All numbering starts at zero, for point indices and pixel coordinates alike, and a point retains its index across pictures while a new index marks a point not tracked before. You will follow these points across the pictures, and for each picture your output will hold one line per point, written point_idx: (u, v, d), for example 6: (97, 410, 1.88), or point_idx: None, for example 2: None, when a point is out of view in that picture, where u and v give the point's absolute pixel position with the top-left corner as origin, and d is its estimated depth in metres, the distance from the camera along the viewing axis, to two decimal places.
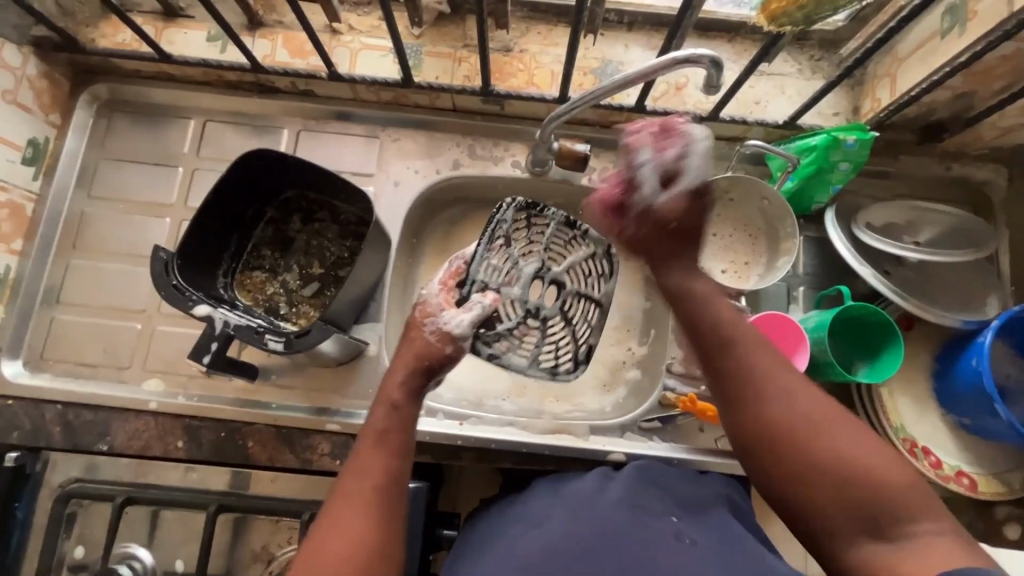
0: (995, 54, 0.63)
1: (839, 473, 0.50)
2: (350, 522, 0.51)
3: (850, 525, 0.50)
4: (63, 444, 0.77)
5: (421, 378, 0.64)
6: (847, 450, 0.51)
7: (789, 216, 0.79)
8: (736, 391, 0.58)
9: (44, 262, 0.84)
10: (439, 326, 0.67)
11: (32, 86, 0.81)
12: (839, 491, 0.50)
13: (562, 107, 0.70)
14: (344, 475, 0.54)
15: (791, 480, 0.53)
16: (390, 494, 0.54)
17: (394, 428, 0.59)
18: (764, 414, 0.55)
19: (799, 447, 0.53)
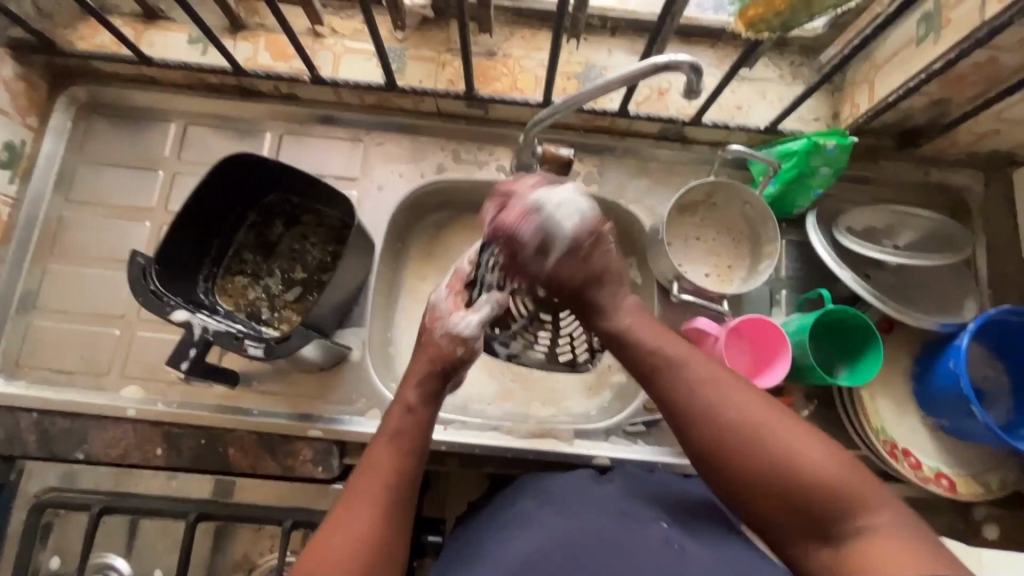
0: (969, 62, 0.65)
1: (785, 480, 0.52)
2: (354, 521, 0.54)
3: (796, 524, 0.52)
4: (39, 452, 0.76)
5: (434, 381, 0.63)
6: (793, 455, 0.52)
7: (771, 220, 0.80)
8: (678, 408, 0.58)
9: (21, 267, 0.82)
10: (451, 329, 0.65)
11: (8, 88, 0.80)
12: (783, 497, 0.52)
13: (545, 112, 0.70)
14: (355, 475, 0.57)
15: (738, 489, 0.55)
16: (396, 498, 0.56)
17: (406, 431, 0.60)
18: (707, 429, 0.56)
19: (744, 459, 0.54)
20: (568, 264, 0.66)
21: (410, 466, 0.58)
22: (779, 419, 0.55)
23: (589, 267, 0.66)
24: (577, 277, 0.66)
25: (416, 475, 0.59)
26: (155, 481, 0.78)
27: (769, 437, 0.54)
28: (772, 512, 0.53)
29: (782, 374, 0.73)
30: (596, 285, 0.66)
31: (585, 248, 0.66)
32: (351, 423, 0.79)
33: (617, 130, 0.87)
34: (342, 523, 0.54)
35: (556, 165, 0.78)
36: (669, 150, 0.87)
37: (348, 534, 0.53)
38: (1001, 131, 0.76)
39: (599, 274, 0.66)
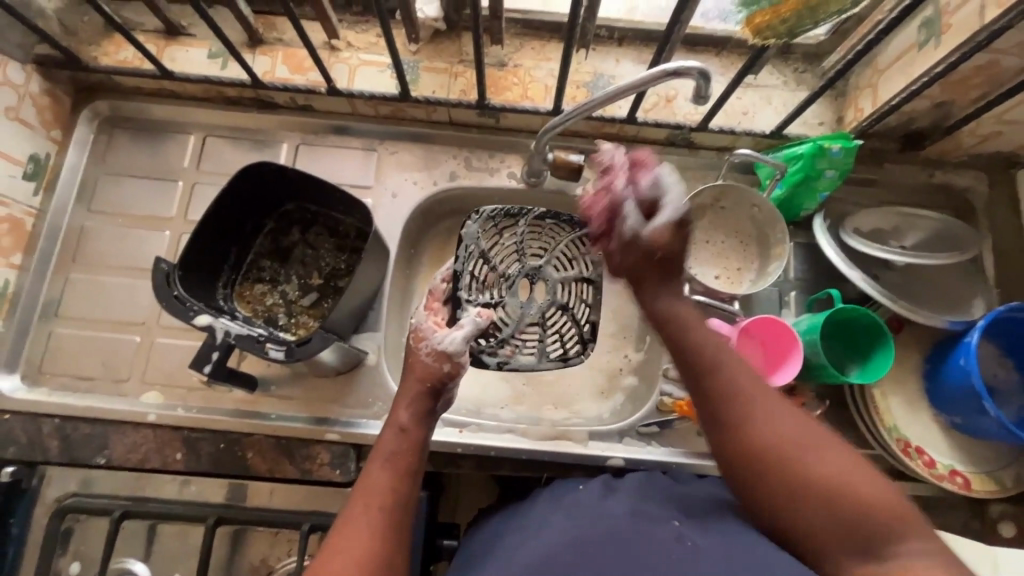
0: (970, 64, 0.66)
1: (826, 497, 0.51)
2: (352, 543, 0.52)
3: (831, 543, 0.50)
4: (60, 458, 0.77)
5: (426, 399, 0.65)
6: (833, 471, 0.51)
7: (778, 222, 0.81)
8: (722, 412, 0.57)
9: (43, 276, 0.84)
10: (434, 346, 0.67)
11: (35, 103, 0.82)
12: (823, 514, 0.51)
13: (556, 119, 0.72)
14: (351, 496, 0.56)
15: (773, 493, 0.53)
16: (394, 518, 0.55)
17: (402, 451, 0.60)
18: (751, 430, 0.55)
19: (782, 468, 0.53)
20: (662, 230, 0.68)
21: (406, 487, 0.58)
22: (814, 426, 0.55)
23: (678, 246, 0.68)
24: (654, 259, 0.68)
25: (413, 496, 0.58)
26: (170, 486, 0.78)
27: (810, 450, 0.53)
28: (810, 528, 0.51)
29: (794, 373, 0.74)
30: (676, 264, 0.68)
31: (681, 226, 0.69)
32: (367, 426, 0.80)
33: (625, 137, 0.88)
34: (339, 547, 0.52)
35: (569, 171, 0.82)
36: (677, 155, 0.89)
37: (345, 559, 0.50)
38: (1003, 132, 0.78)
39: (682, 255, 0.69)
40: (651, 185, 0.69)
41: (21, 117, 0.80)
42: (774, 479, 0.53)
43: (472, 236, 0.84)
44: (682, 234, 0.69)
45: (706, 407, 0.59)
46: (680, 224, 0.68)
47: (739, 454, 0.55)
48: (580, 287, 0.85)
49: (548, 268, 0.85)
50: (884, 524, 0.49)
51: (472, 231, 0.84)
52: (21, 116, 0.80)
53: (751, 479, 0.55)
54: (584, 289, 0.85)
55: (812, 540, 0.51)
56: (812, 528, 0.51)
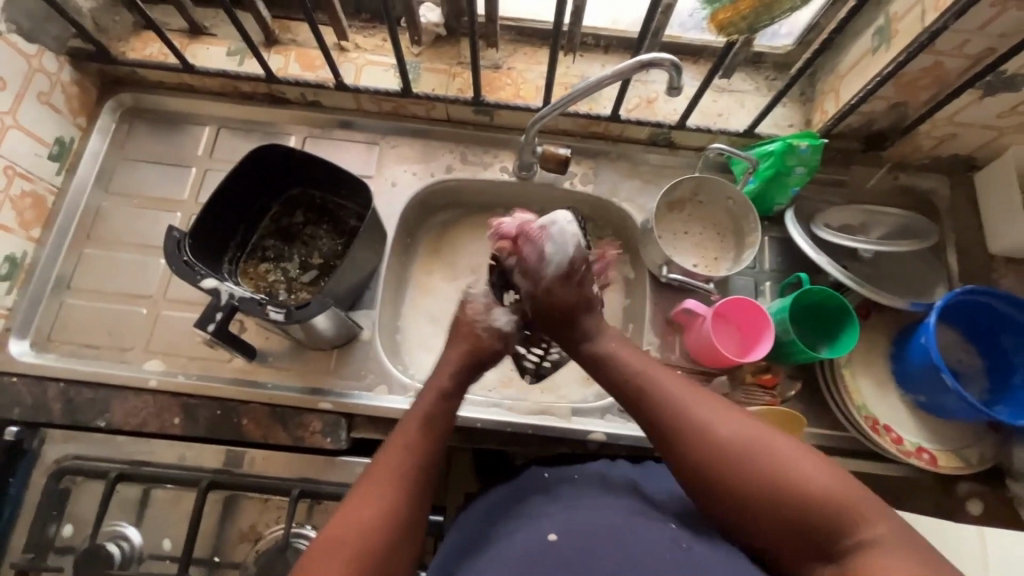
0: (916, 66, 0.73)
1: (777, 496, 0.57)
2: (372, 497, 0.60)
3: (789, 542, 0.57)
4: (63, 419, 0.80)
5: (467, 371, 0.74)
6: (777, 471, 0.58)
7: (751, 213, 0.87)
8: (669, 436, 0.64)
9: (59, 250, 0.89)
10: (490, 324, 0.77)
11: (65, 91, 0.89)
12: (782, 518, 0.57)
13: (543, 111, 0.79)
14: (385, 448, 0.64)
15: (731, 502, 0.60)
16: (415, 480, 0.63)
17: (436, 415, 0.69)
18: (695, 447, 0.62)
19: (731, 480, 0.60)
20: (563, 288, 0.76)
21: (433, 445, 0.66)
22: (761, 431, 0.61)
23: (577, 293, 0.76)
24: (563, 314, 0.76)
25: (436, 457, 0.66)
26: (168, 449, 0.80)
27: (754, 454, 0.59)
28: (767, 531, 0.58)
29: (766, 350, 0.78)
30: (583, 313, 0.76)
31: (576, 276, 0.77)
32: (360, 397, 0.83)
33: (610, 136, 0.95)
34: (369, 497, 0.60)
35: (555, 163, 0.87)
36: (658, 154, 0.95)
37: (370, 509, 0.59)
38: (957, 133, 0.84)
39: (587, 300, 0.77)
40: (544, 247, 0.77)
41: (52, 102, 0.87)
42: (731, 490, 0.59)
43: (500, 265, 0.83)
44: (580, 282, 0.77)
45: (656, 430, 0.65)
46: (569, 275, 0.76)
47: (691, 468, 0.62)
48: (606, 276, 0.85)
49: None
50: (835, 518, 0.55)
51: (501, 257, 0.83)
52: (52, 101, 0.86)
53: (701, 489, 0.61)
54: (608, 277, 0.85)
55: (768, 540, 0.58)
56: (769, 530, 0.58)
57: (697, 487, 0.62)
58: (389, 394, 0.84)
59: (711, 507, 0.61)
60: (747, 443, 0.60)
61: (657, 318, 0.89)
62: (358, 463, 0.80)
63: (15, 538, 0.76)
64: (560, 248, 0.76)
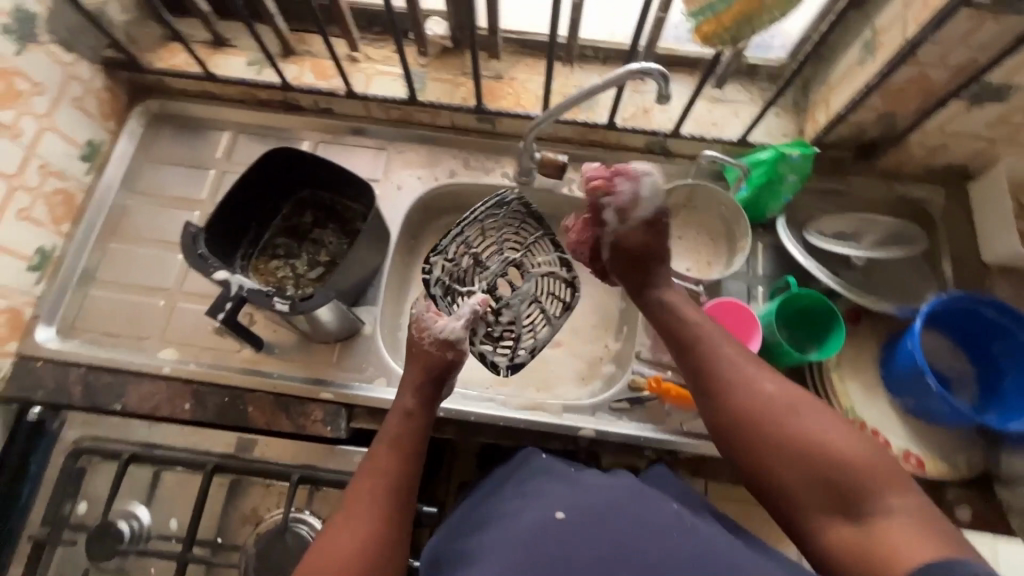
0: (902, 77, 0.75)
1: (808, 452, 0.61)
2: (355, 520, 0.64)
3: (810, 498, 0.61)
4: (83, 402, 0.85)
5: (430, 386, 0.74)
6: (810, 435, 0.62)
7: (742, 218, 0.89)
8: (718, 385, 0.69)
9: (86, 244, 0.95)
10: (437, 336, 0.74)
11: (97, 97, 0.96)
12: (808, 471, 0.61)
13: (538, 119, 0.84)
14: (359, 476, 0.68)
15: (764, 451, 0.64)
16: (393, 496, 0.67)
17: (405, 433, 0.72)
18: (741, 396, 0.67)
19: (767, 431, 0.64)
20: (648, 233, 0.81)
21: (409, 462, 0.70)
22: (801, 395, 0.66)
23: (655, 241, 0.81)
24: (639, 255, 0.81)
25: (413, 473, 0.69)
26: (179, 433, 0.85)
27: (792, 412, 0.64)
28: (793, 486, 0.62)
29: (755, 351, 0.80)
30: (657, 262, 0.82)
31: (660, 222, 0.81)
32: (360, 388, 0.87)
33: (608, 144, 0.98)
34: (345, 525, 0.64)
35: (553, 168, 0.92)
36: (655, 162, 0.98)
37: (353, 530, 0.63)
38: (948, 143, 0.86)
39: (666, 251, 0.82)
40: (639, 188, 0.80)
41: (84, 106, 0.93)
42: (767, 439, 0.64)
43: (435, 273, 0.82)
44: (659, 231, 0.81)
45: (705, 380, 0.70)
46: (654, 222, 0.81)
47: (731, 415, 0.67)
48: (549, 256, 0.91)
49: (523, 258, 0.91)
50: (859, 480, 0.58)
51: (431, 269, 0.82)
52: (85, 106, 0.93)
53: (737, 434, 0.66)
54: (552, 256, 0.91)
55: (790, 493, 0.62)
56: (796, 484, 0.61)
57: (732, 438, 0.67)
58: (388, 386, 0.87)
59: (744, 455, 0.65)
60: (788, 400, 0.65)
61: None
62: (356, 452, 0.84)
63: (34, 513, 0.81)
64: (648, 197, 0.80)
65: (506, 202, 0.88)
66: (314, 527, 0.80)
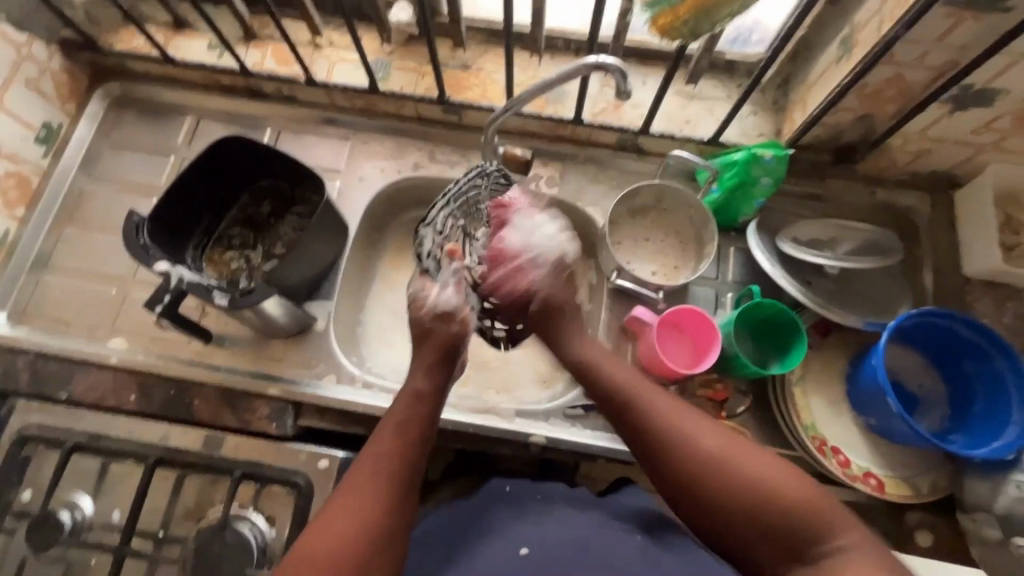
0: (877, 77, 0.71)
1: (760, 503, 0.59)
2: (355, 506, 0.59)
3: (768, 549, 0.58)
4: (29, 390, 0.84)
5: (441, 368, 0.70)
6: (757, 482, 0.59)
7: (710, 222, 0.86)
8: (660, 444, 0.63)
9: (41, 229, 0.93)
10: (433, 306, 0.72)
11: (54, 78, 0.93)
12: (762, 524, 0.58)
13: (496, 113, 0.80)
14: (363, 456, 0.63)
15: (715, 511, 0.60)
16: (399, 484, 0.62)
17: (414, 417, 0.67)
18: (681, 460, 0.62)
19: (714, 491, 0.60)
20: (552, 286, 0.76)
21: (414, 449, 0.65)
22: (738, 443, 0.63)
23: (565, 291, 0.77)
24: (558, 305, 0.76)
25: (417, 459, 0.65)
26: (121, 424, 0.82)
27: (736, 460, 0.61)
28: (745, 537, 0.59)
29: (712, 362, 0.77)
30: (567, 314, 0.76)
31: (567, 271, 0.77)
32: (309, 385, 0.85)
33: (578, 139, 0.95)
34: (344, 506, 0.59)
35: (516, 164, 0.88)
36: (627, 159, 0.94)
37: (349, 519, 0.58)
38: (932, 149, 0.81)
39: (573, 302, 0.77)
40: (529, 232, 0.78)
41: (40, 88, 0.91)
42: (715, 500, 0.60)
43: (426, 246, 0.77)
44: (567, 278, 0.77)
45: (642, 443, 0.65)
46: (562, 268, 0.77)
47: (677, 479, 0.62)
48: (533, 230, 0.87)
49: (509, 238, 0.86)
50: (811, 525, 0.57)
51: (421, 244, 0.78)
52: (40, 87, 0.91)
53: (684, 497, 0.62)
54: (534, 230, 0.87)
55: (751, 550, 0.59)
56: (749, 538, 0.59)
57: (680, 503, 0.63)
58: (337, 384, 0.86)
59: (694, 516, 0.62)
60: (727, 453, 0.62)
61: (612, 326, 0.88)
62: (302, 449, 0.82)
63: None
64: (544, 243, 0.78)
65: (488, 172, 0.81)
66: (255, 525, 0.78)
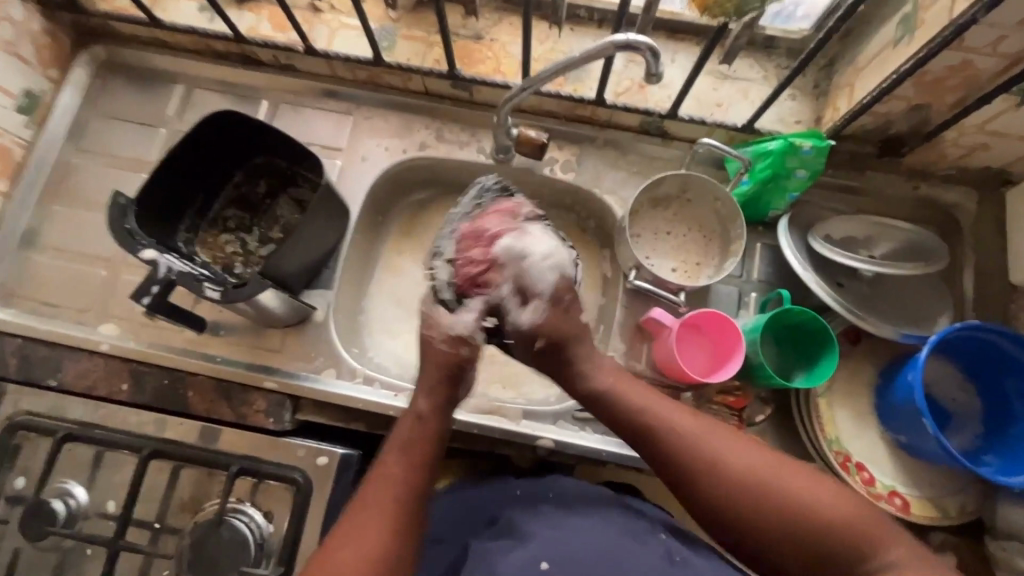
0: (941, 64, 0.63)
1: (802, 524, 0.55)
2: (364, 536, 0.57)
3: (816, 572, 0.55)
4: (18, 375, 0.81)
5: (446, 387, 0.68)
6: (796, 500, 0.56)
7: (739, 218, 0.79)
8: (694, 478, 0.59)
9: (27, 205, 0.88)
10: (448, 332, 0.70)
11: (34, 41, 0.86)
12: (808, 549, 0.55)
13: (512, 91, 0.73)
14: (368, 483, 0.61)
15: (758, 538, 0.57)
16: (409, 508, 0.60)
17: (418, 439, 0.64)
18: (716, 489, 0.58)
19: (753, 517, 0.57)
20: (552, 317, 0.71)
21: (421, 473, 0.62)
22: (769, 459, 0.59)
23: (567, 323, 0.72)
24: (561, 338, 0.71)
25: (426, 484, 0.62)
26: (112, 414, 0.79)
27: (773, 478, 0.57)
28: (793, 561, 0.56)
29: (733, 370, 0.72)
30: (575, 342, 0.71)
31: (563, 303, 0.72)
32: (307, 379, 0.82)
33: (598, 121, 0.87)
34: (352, 536, 0.57)
35: (531, 148, 0.81)
36: (649, 144, 0.87)
37: (358, 547, 0.56)
38: (989, 144, 0.74)
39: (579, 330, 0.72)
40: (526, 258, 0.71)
41: (19, 52, 0.84)
42: (756, 526, 0.56)
43: (440, 278, 0.73)
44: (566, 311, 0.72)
45: (671, 472, 0.61)
46: (557, 304, 0.71)
47: (714, 506, 0.58)
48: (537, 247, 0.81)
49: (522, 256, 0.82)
50: (855, 547, 0.54)
51: (437, 271, 0.74)
52: (19, 51, 0.84)
53: (721, 523, 0.58)
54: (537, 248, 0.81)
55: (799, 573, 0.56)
56: (796, 563, 0.56)
57: (718, 529, 0.59)
58: (337, 378, 0.82)
59: (735, 543, 0.58)
60: (761, 474, 0.58)
61: (627, 324, 0.83)
62: (302, 445, 0.79)
63: None
64: (538, 277, 0.71)
65: (488, 188, 0.77)
66: (252, 520, 0.76)
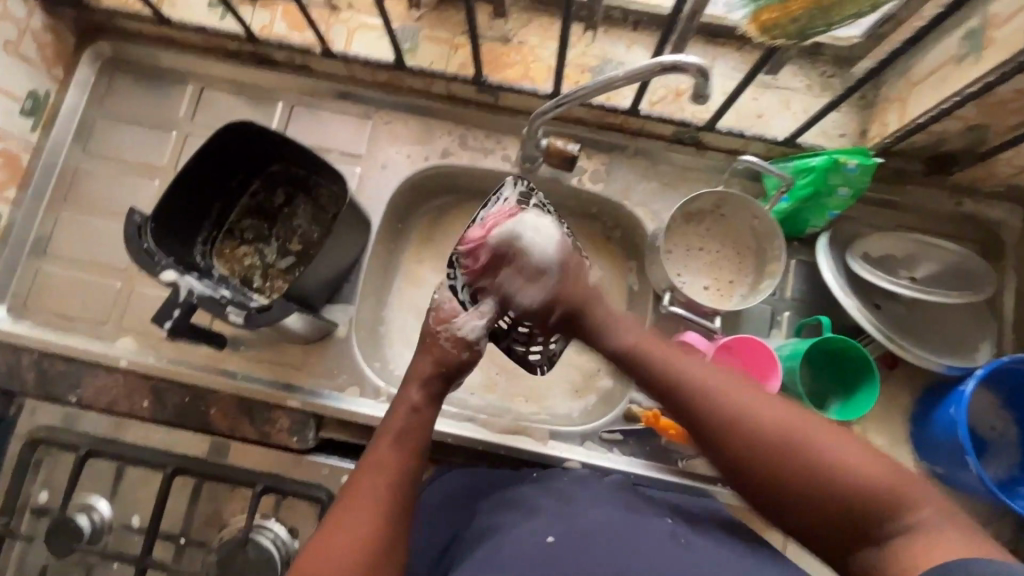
0: (1010, 86, 0.59)
1: (823, 480, 0.50)
2: (357, 522, 0.53)
3: (837, 531, 0.50)
4: (37, 390, 0.80)
5: (438, 381, 0.65)
6: (819, 455, 0.51)
7: (777, 236, 0.76)
8: (711, 423, 0.56)
9: (35, 213, 0.85)
10: (454, 332, 0.67)
11: (36, 38, 0.82)
12: (828, 504, 0.50)
13: (548, 103, 0.69)
14: (360, 472, 0.57)
15: (774, 490, 0.52)
16: (403, 498, 0.56)
17: (411, 428, 0.61)
18: (733, 433, 0.54)
19: (772, 468, 0.52)
20: (560, 287, 0.71)
21: (414, 466, 0.59)
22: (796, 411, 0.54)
23: (578, 289, 0.71)
24: (575, 305, 0.71)
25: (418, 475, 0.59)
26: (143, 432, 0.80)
27: (797, 431, 0.53)
28: (812, 516, 0.50)
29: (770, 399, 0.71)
30: (594, 304, 0.71)
31: (572, 269, 0.72)
32: (331, 398, 0.80)
33: (629, 129, 0.83)
34: (344, 522, 0.53)
35: (560, 160, 0.78)
36: (682, 154, 0.83)
37: (348, 533, 0.52)
38: None
39: (592, 292, 0.72)
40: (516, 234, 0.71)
41: (22, 52, 0.80)
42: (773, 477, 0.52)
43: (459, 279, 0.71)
44: (574, 278, 0.72)
45: (690, 418, 0.58)
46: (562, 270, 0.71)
47: (730, 452, 0.54)
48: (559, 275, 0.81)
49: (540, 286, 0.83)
50: (883, 503, 0.48)
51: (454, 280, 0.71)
52: (22, 51, 0.80)
53: (736, 472, 0.54)
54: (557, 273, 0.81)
55: (821, 533, 0.50)
56: (813, 519, 0.50)
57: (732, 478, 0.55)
58: (360, 396, 0.81)
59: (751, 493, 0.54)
60: (784, 424, 0.53)
61: None
62: (327, 464, 0.79)
63: None
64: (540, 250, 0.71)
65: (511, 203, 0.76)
66: (277, 535, 0.75)
